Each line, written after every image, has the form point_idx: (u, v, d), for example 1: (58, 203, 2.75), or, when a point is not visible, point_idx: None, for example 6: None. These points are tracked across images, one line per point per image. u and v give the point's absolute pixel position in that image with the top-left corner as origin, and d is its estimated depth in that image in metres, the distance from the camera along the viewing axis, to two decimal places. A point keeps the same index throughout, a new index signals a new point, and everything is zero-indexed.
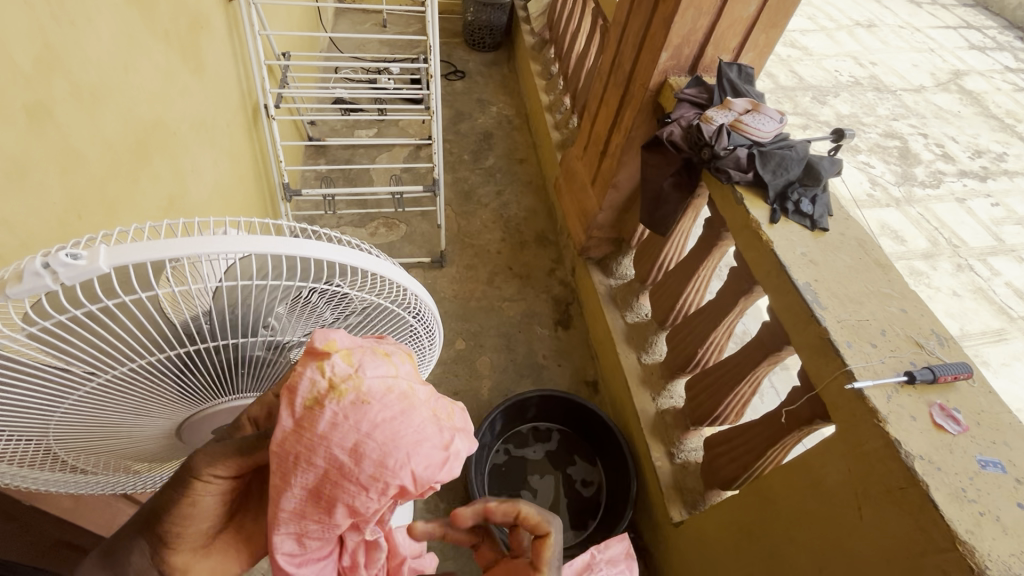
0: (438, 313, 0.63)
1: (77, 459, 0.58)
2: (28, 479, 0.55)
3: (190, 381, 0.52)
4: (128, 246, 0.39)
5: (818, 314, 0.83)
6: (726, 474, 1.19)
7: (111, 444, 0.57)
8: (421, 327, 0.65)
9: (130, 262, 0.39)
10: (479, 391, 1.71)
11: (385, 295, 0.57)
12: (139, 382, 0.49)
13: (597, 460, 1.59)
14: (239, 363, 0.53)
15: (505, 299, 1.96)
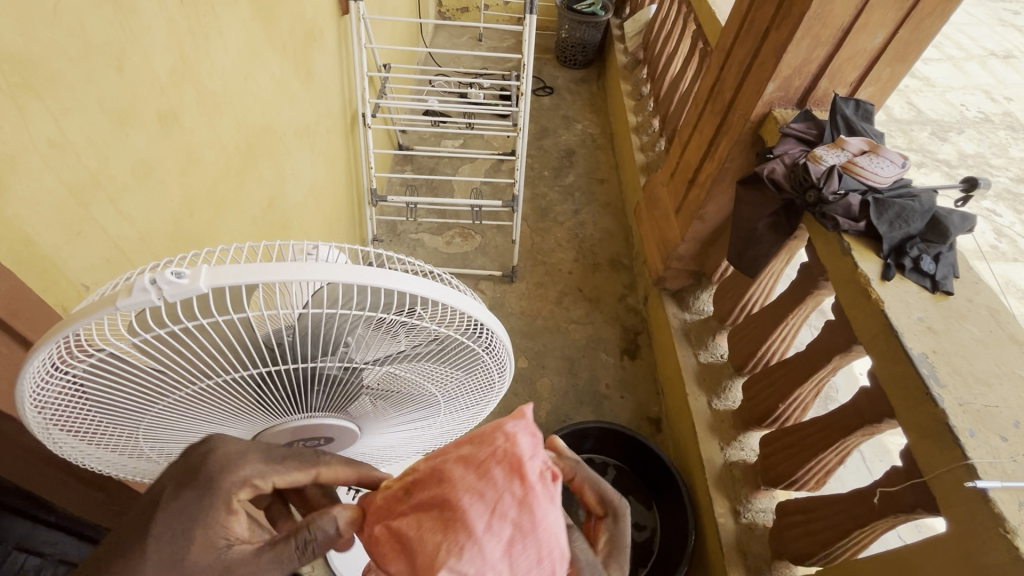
0: (511, 349, 0.61)
1: (163, 454, 0.61)
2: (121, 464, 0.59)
3: (269, 393, 0.54)
4: (227, 268, 0.40)
5: (935, 392, 0.73)
6: (801, 547, 1.08)
7: (195, 444, 0.61)
8: (493, 364, 0.63)
9: (227, 284, 0.40)
10: (537, 414, 1.68)
11: (463, 329, 0.55)
12: (224, 392, 0.51)
13: (654, 504, 1.51)
14: (316, 382, 0.54)
15: (572, 322, 1.92)
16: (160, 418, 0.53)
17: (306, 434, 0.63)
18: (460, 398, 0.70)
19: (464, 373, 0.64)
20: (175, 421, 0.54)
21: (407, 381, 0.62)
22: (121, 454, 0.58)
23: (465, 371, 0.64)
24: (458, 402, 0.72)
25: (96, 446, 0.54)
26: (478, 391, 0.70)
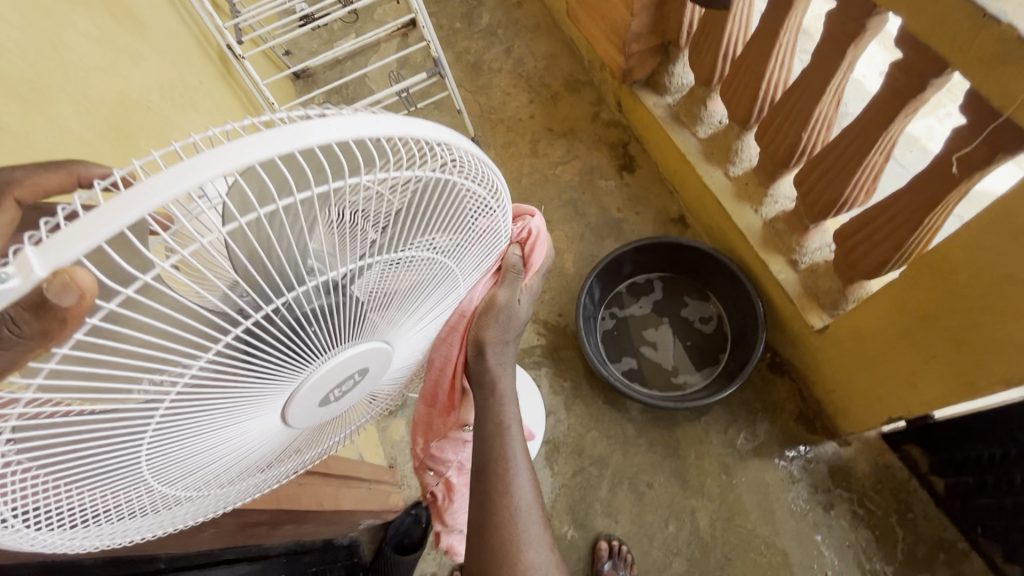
0: (496, 169, 0.47)
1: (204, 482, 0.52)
2: (162, 508, 0.51)
3: (263, 364, 0.43)
4: (59, 236, 0.28)
5: (994, 12, 0.60)
6: (873, 261, 1.03)
7: (227, 455, 0.50)
8: (486, 194, 0.49)
9: (73, 259, 0.28)
10: (564, 267, 1.61)
11: (422, 159, 0.40)
12: (210, 385, 0.41)
13: (710, 294, 1.48)
14: (308, 324, 0.43)
15: (556, 164, 1.76)
16: (166, 445, 0.43)
17: (334, 384, 0.52)
18: (469, 259, 0.56)
19: (456, 225, 0.49)
20: (188, 442, 0.44)
21: (404, 272, 0.48)
22: (158, 499, 0.50)
23: (456, 224, 0.49)
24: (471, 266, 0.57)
25: (118, 510, 0.46)
26: (482, 241, 0.55)
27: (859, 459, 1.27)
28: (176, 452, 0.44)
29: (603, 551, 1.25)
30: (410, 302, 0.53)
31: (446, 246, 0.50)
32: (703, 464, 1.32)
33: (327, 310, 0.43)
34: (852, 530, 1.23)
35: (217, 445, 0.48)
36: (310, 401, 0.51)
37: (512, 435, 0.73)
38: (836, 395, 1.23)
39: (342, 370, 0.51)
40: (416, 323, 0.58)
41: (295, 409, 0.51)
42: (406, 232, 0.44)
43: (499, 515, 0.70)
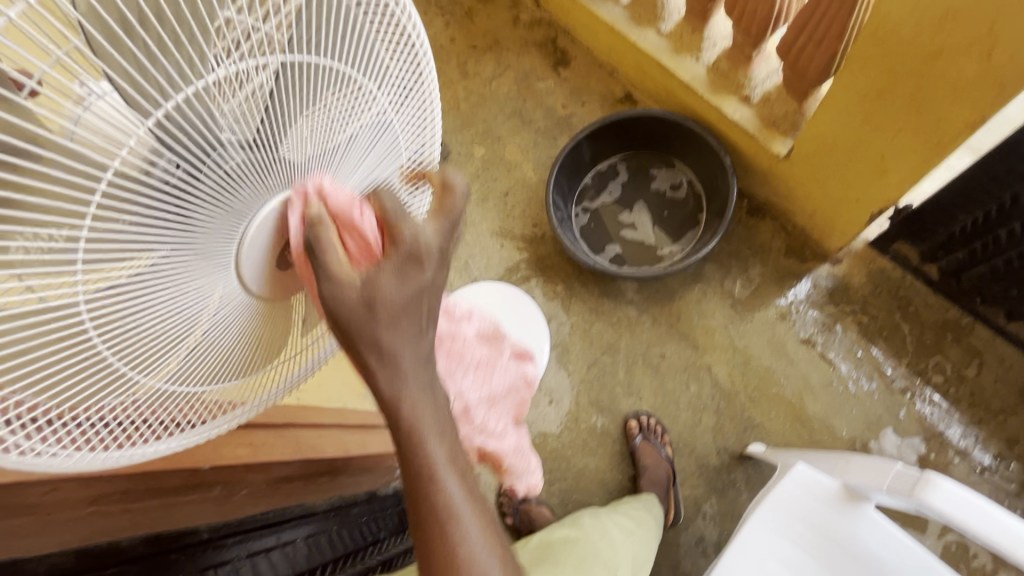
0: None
1: (190, 375, 0.48)
2: (161, 412, 0.47)
3: (195, 200, 0.40)
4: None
5: None
6: (820, 63, 1.01)
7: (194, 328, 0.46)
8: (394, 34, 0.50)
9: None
10: (526, 179, 1.58)
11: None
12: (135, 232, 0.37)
13: (675, 159, 1.47)
14: (237, 159, 0.40)
15: (489, 79, 1.68)
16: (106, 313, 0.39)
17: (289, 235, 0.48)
18: (398, 95, 0.53)
19: (369, 55, 0.48)
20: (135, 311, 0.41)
21: (325, 100, 0.46)
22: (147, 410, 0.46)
23: (360, 38, 0.47)
24: (405, 107, 0.54)
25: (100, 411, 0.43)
26: (401, 72, 0.52)
27: (854, 272, 1.30)
28: (133, 324, 0.41)
29: (634, 427, 1.28)
30: (352, 144, 0.50)
31: (360, 66, 0.47)
32: (708, 322, 1.34)
33: (247, 132, 0.40)
34: (862, 338, 1.27)
35: (179, 320, 0.44)
36: (268, 259, 0.48)
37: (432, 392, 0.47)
38: (816, 215, 1.25)
39: (292, 215, 0.47)
40: (370, 177, 0.54)
41: (255, 270, 0.48)
42: (308, 42, 0.42)
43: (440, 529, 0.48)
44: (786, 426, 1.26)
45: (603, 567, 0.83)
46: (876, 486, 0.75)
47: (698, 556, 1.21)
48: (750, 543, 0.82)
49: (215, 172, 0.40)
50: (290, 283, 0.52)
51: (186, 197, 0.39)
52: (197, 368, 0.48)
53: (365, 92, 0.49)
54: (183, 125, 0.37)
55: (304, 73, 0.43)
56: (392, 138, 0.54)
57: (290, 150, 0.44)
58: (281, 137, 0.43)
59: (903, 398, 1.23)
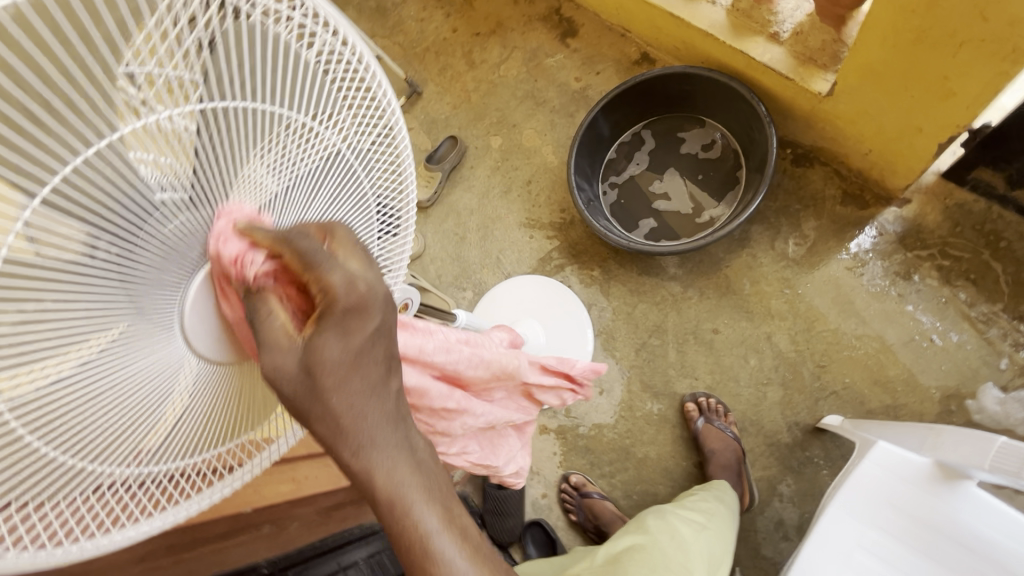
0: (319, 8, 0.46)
1: (188, 444, 0.46)
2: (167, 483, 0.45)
3: (139, 271, 0.39)
4: None
5: None
6: None
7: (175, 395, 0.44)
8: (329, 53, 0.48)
9: None
10: (548, 163, 1.51)
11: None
12: (70, 316, 0.36)
13: (704, 117, 1.35)
14: (171, 222, 0.40)
15: (497, 65, 1.61)
16: (63, 404, 0.37)
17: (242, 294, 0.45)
18: (348, 116, 0.50)
19: (301, 82, 0.45)
20: (95, 393, 0.39)
21: (265, 140, 0.44)
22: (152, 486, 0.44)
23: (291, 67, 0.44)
24: (360, 125, 0.51)
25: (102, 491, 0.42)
26: (350, 96, 0.50)
27: (927, 211, 1.15)
28: (109, 406, 0.40)
29: (693, 410, 1.20)
30: (305, 175, 0.47)
31: (296, 96, 0.45)
32: (762, 288, 1.23)
33: (185, 191, 0.40)
34: (945, 285, 1.12)
35: (155, 392, 0.43)
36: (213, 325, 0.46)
37: (418, 486, 0.41)
38: (874, 154, 1.11)
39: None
40: (339, 207, 0.51)
41: (209, 336, 0.46)
42: (229, 85, 0.40)
43: None
44: (865, 391, 1.14)
45: None
46: (975, 464, 0.66)
47: (779, 541, 1.13)
48: (833, 532, 0.74)
49: (154, 237, 0.39)
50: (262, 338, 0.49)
51: (127, 268, 0.38)
52: (191, 437, 0.46)
53: (308, 126, 0.47)
54: (106, 194, 0.36)
55: (236, 117, 0.41)
56: (351, 166, 0.51)
57: (236, 198, 0.43)
58: (225, 187, 0.42)
59: (1003, 347, 1.08)
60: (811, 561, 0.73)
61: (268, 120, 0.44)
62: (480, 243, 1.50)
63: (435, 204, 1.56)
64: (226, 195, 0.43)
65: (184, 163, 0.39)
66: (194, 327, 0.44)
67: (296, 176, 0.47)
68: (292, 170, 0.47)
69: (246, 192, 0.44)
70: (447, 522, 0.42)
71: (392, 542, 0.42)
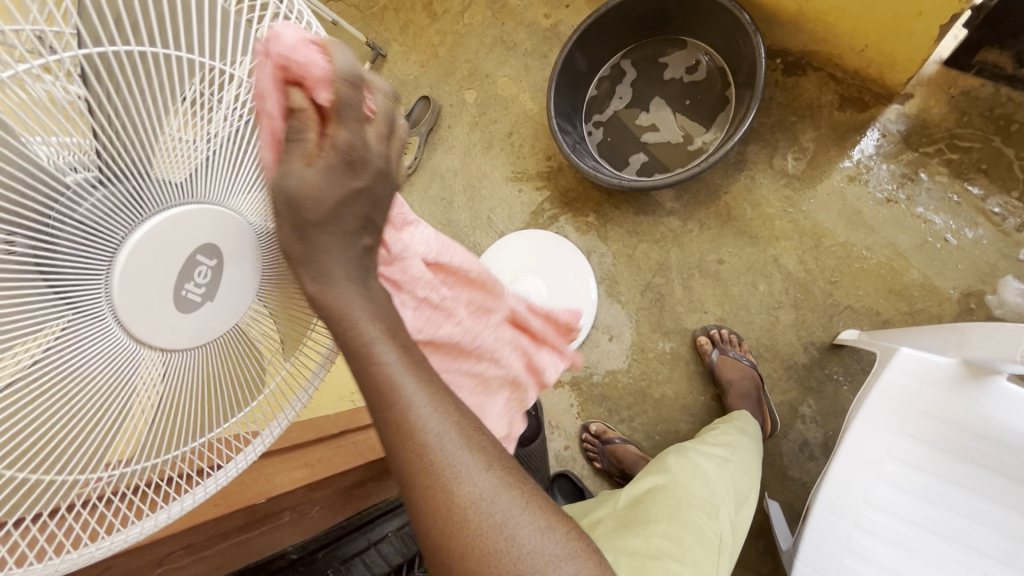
0: None
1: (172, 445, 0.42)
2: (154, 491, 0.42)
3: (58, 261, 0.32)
4: None
5: None
6: None
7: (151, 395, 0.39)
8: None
9: None
10: (528, 111, 1.44)
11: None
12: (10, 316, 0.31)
13: (685, 37, 1.27)
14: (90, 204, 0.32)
15: (461, 13, 1.52)
16: (31, 410, 0.34)
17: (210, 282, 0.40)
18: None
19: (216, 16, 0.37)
20: (59, 390, 0.35)
21: (191, 97, 0.36)
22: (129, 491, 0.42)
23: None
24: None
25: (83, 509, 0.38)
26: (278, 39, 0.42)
27: (931, 104, 1.08)
28: (67, 408, 0.35)
29: (707, 344, 1.18)
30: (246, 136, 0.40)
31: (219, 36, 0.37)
32: (765, 210, 1.18)
33: (98, 163, 0.33)
34: (956, 180, 1.07)
35: (108, 399, 0.37)
36: (167, 313, 0.38)
37: (369, 318, 0.45)
38: (869, 49, 1.04)
39: (182, 243, 0.37)
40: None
41: (166, 329, 0.38)
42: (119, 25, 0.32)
43: (377, 399, 0.45)
44: (880, 302, 1.10)
45: (703, 511, 0.75)
46: (1009, 358, 0.62)
47: (805, 461, 1.12)
48: (860, 443, 0.73)
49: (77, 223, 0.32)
50: (216, 326, 0.42)
51: (45, 257, 0.32)
52: (163, 431, 0.41)
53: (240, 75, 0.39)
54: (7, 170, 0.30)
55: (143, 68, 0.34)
56: None
57: (168, 168, 0.36)
58: (149, 155, 0.35)
59: (1021, 237, 1.04)
60: (841, 475, 0.73)
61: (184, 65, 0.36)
62: (469, 204, 1.45)
63: (417, 170, 1.50)
64: (152, 164, 0.35)
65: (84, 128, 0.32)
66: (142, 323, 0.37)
67: (236, 136, 0.39)
68: (229, 128, 0.39)
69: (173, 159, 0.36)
70: (401, 356, 0.46)
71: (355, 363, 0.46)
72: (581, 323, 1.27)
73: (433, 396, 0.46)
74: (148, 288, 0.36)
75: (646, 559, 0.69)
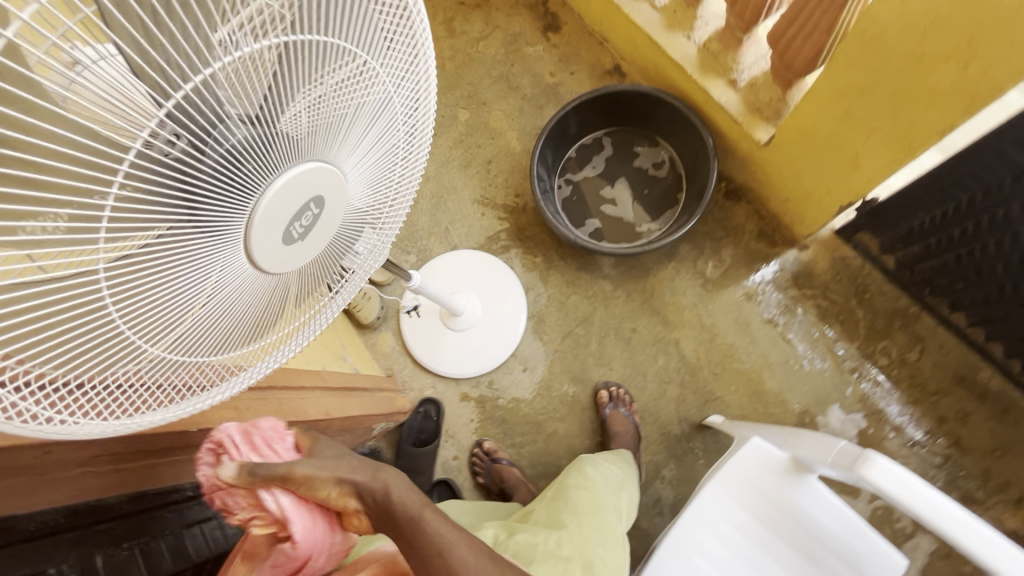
0: None
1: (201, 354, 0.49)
2: (173, 386, 0.48)
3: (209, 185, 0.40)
4: None
5: None
6: (807, 54, 1.03)
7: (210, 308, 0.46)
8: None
9: None
10: (510, 147, 1.56)
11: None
12: (150, 215, 0.38)
13: (659, 138, 1.48)
14: (242, 147, 0.40)
15: (478, 40, 1.63)
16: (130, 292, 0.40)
17: (296, 224, 0.48)
18: (408, 73, 0.51)
19: (364, 20, 0.44)
20: (156, 284, 0.41)
21: (331, 80, 0.44)
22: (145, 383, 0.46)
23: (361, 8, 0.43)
24: (415, 85, 0.52)
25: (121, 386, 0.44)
26: (403, 47, 0.49)
27: (818, 258, 1.37)
28: (152, 300, 0.41)
29: (604, 397, 1.34)
30: (355, 120, 0.48)
31: (370, 40, 0.45)
32: (679, 299, 1.39)
33: (256, 116, 0.40)
34: (820, 322, 1.35)
35: (183, 298, 0.43)
36: (272, 238, 0.47)
37: (418, 500, 0.57)
38: (789, 201, 1.30)
39: (292, 195, 0.45)
40: (372, 155, 0.53)
41: (264, 251, 0.47)
42: (312, 16, 0.40)
43: (422, 546, 0.56)
44: (743, 400, 1.34)
45: (614, 513, 0.92)
46: (821, 460, 0.83)
47: (654, 516, 1.31)
48: (706, 506, 0.90)
49: (227, 152, 0.39)
50: (288, 259, 0.50)
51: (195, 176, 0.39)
52: (202, 337, 0.48)
53: (367, 72, 0.46)
54: (195, 105, 0.37)
55: (306, 52, 0.41)
56: (393, 114, 0.52)
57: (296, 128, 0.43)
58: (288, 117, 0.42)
59: (851, 378, 1.33)
60: (684, 527, 0.90)
61: (335, 53, 0.43)
62: (432, 211, 1.53)
63: None
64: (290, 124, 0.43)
65: (255, 86, 0.40)
66: (247, 243, 0.45)
67: (348, 116, 0.47)
68: (346, 109, 0.47)
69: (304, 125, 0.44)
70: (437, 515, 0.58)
71: (404, 526, 0.55)
72: (503, 349, 1.39)
73: (470, 544, 0.58)
74: (262, 219, 0.44)
75: (584, 541, 0.84)
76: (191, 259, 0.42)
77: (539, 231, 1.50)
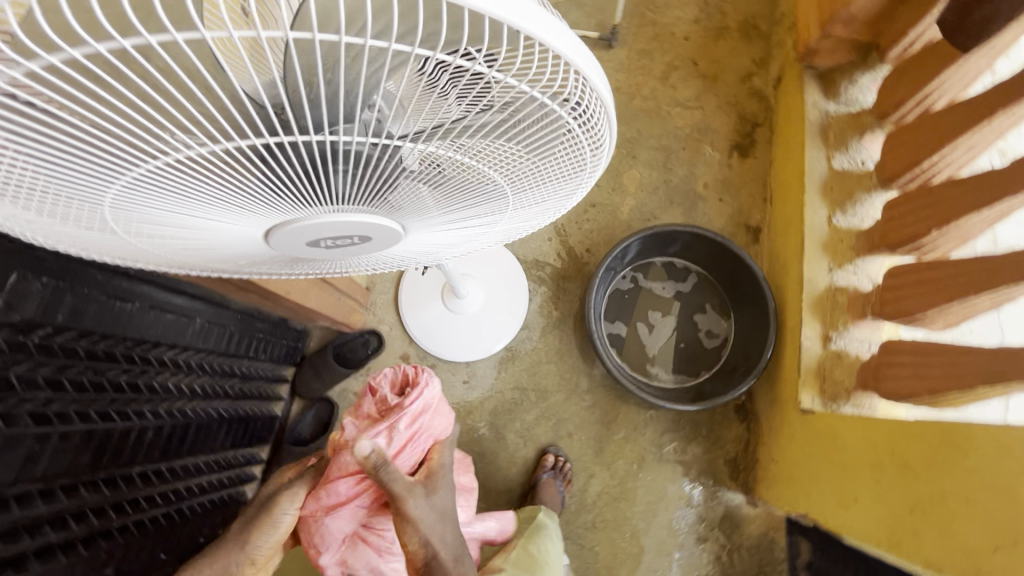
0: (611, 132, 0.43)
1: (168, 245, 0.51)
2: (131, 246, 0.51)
3: (267, 185, 0.40)
4: None
5: None
6: (899, 387, 0.98)
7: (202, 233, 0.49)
8: (571, 156, 0.45)
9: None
10: (618, 210, 1.50)
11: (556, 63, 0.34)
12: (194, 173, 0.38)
13: (732, 315, 1.43)
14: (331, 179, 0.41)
15: (677, 104, 1.55)
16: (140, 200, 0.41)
17: (331, 235, 0.50)
18: (525, 203, 0.53)
19: (524, 159, 0.44)
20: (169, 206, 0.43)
21: (462, 174, 0.45)
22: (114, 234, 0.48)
23: (525, 152, 0.43)
24: (523, 210, 0.55)
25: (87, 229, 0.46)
26: (542, 183, 0.50)
27: (754, 521, 1.34)
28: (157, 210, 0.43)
29: (548, 461, 1.33)
30: (458, 201, 0.50)
31: (515, 177, 0.47)
32: (624, 447, 1.37)
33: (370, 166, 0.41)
34: (708, 567, 1.33)
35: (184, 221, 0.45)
36: (300, 236, 0.50)
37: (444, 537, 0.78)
38: (775, 463, 1.26)
39: (341, 228, 0.49)
40: (445, 226, 0.56)
41: (287, 238, 0.50)
42: (480, 140, 0.40)
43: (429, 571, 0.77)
44: (596, 564, 1.34)
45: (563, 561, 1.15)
46: None
47: None
48: None
49: (322, 178, 0.40)
50: (299, 249, 0.54)
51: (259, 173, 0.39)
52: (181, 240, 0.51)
53: (494, 184, 0.47)
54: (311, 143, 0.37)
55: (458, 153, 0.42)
56: (493, 209, 0.53)
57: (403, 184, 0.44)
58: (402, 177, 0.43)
59: None
60: None
61: (481, 163, 0.44)
62: None
63: None
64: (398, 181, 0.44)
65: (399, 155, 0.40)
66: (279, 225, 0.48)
67: (454, 196, 0.49)
68: (456, 192, 0.48)
69: (410, 185, 0.45)
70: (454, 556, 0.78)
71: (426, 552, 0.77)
72: (464, 354, 1.38)
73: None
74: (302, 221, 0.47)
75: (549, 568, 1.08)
76: (228, 204, 0.43)
77: (575, 294, 1.46)
